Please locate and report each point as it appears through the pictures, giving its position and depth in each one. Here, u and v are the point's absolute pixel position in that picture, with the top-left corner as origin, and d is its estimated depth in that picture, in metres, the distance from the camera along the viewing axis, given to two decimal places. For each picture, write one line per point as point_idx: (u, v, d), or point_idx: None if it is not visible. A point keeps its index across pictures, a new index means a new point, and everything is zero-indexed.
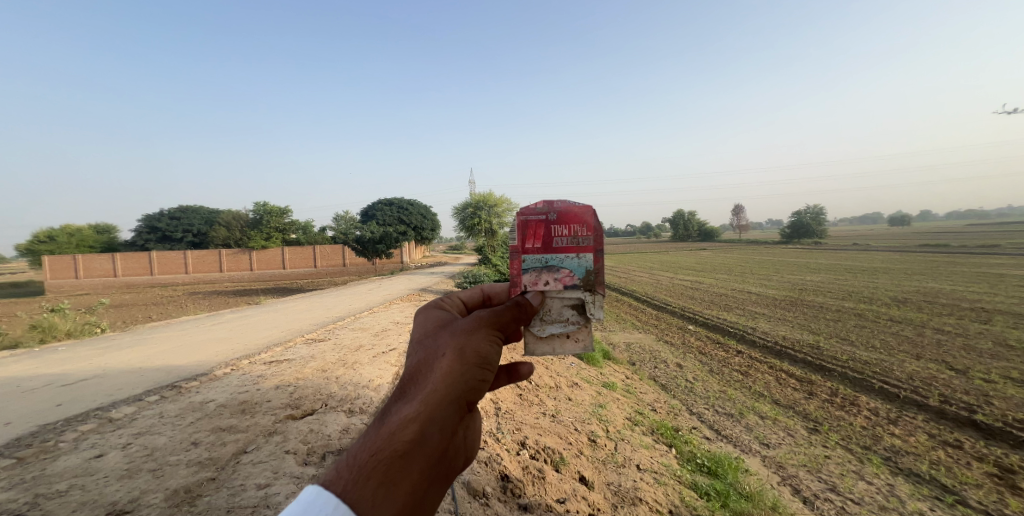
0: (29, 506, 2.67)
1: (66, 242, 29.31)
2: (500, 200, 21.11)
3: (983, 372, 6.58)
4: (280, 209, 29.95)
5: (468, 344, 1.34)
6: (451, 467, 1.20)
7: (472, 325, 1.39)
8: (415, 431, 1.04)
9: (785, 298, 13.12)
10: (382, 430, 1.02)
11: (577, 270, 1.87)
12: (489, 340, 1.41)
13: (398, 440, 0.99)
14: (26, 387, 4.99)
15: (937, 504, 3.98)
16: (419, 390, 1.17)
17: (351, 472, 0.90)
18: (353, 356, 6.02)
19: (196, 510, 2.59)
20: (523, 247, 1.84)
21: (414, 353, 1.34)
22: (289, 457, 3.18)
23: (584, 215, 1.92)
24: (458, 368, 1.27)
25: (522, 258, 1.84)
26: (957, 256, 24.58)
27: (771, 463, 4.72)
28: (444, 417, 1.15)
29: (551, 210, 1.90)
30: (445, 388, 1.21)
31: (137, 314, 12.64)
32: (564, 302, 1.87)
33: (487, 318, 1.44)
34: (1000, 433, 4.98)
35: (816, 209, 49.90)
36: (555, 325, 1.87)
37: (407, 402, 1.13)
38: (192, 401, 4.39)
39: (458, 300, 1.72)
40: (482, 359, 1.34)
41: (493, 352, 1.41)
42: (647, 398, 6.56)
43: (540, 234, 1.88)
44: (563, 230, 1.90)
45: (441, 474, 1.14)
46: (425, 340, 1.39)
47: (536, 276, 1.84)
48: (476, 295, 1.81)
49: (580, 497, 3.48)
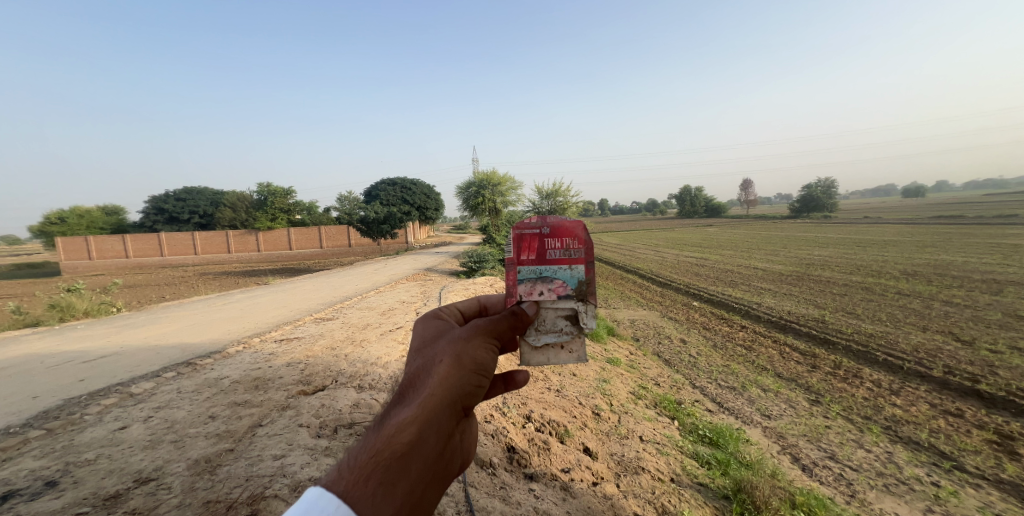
0: (62, 473, 2.85)
1: (78, 223, 29.83)
2: (504, 180, 20.89)
3: (989, 343, 6.56)
4: (284, 190, 29.85)
5: (465, 351, 1.37)
6: (446, 469, 1.23)
7: (469, 333, 1.43)
8: (413, 433, 1.08)
9: (792, 273, 13.03)
10: (382, 433, 1.05)
11: (571, 281, 1.87)
12: (485, 347, 1.45)
13: (396, 442, 1.02)
14: (49, 363, 5.20)
15: (934, 469, 4.07)
16: (417, 394, 1.21)
17: (351, 473, 0.92)
18: (361, 334, 6.18)
19: (217, 478, 2.74)
20: (518, 258, 1.81)
21: (413, 361, 1.38)
22: (302, 430, 3.32)
23: (578, 227, 1.90)
24: (455, 374, 1.31)
25: (517, 270, 1.80)
26: (972, 227, 24.03)
27: (772, 433, 4.82)
28: (440, 420, 1.18)
29: (545, 224, 1.88)
30: (443, 392, 1.24)
31: (151, 294, 12.97)
32: (559, 313, 1.88)
33: (483, 327, 1.48)
34: (1002, 402, 5.01)
35: (827, 182, 48.67)
36: (550, 335, 1.89)
37: (406, 406, 1.16)
38: (207, 377, 4.56)
39: (454, 309, 1.72)
40: (478, 365, 1.39)
41: (489, 358, 1.44)
42: (650, 372, 6.66)
43: (535, 247, 1.86)
44: (556, 243, 1.89)
45: (437, 476, 1.17)
46: (424, 348, 1.43)
47: (532, 287, 1.82)
48: (473, 305, 1.81)
49: (583, 466, 3.60)
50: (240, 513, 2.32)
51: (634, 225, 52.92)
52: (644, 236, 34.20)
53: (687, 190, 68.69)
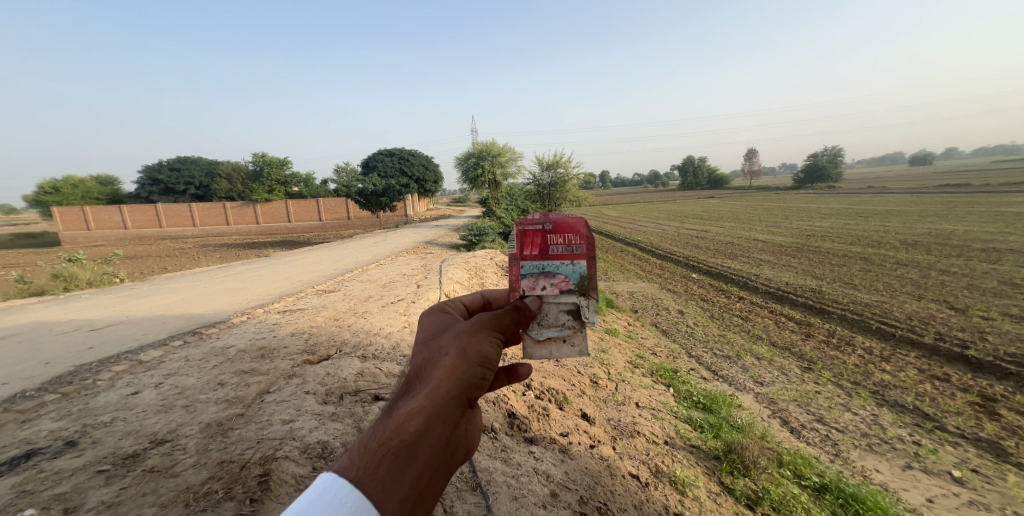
0: (81, 434, 2.99)
1: (72, 193, 29.54)
2: (503, 150, 20.56)
3: (981, 310, 6.65)
4: (279, 160, 29.49)
5: (471, 345, 1.41)
6: (454, 458, 1.26)
7: (473, 328, 1.46)
8: (421, 422, 1.11)
9: (792, 245, 13.01)
10: (390, 422, 1.09)
11: (572, 276, 1.86)
12: (491, 341, 1.48)
13: (404, 431, 1.06)
14: (58, 331, 5.34)
15: (917, 430, 4.22)
16: (424, 386, 1.25)
17: (362, 461, 0.95)
18: (363, 305, 6.28)
19: (228, 440, 2.87)
20: (520, 254, 1.81)
21: (419, 353, 1.42)
22: (309, 397, 3.45)
23: (579, 223, 1.88)
24: (460, 366, 1.34)
25: (520, 264, 1.81)
26: (976, 195, 23.69)
27: (764, 399, 4.98)
28: (448, 411, 1.22)
29: (547, 220, 1.87)
30: (449, 383, 1.27)
31: (153, 266, 13.04)
32: (561, 307, 1.85)
33: (488, 321, 1.52)
34: (988, 366, 5.13)
35: (834, 150, 47.71)
36: (552, 329, 1.86)
37: (413, 397, 1.20)
38: (214, 346, 4.68)
39: (459, 304, 1.76)
40: (483, 358, 1.41)
41: (494, 352, 1.47)
42: (647, 342, 6.81)
43: (537, 242, 1.85)
44: (558, 239, 1.87)
45: (446, 465, 1.20)
46: (429, 341, 1.47)
47: (534, 281, 1.82)
48: (477, 299, 1.84)
49: (582, 431, 3.75)
50: (252, 472, 2.45)
51: (635, 197, 52.32)
52: (645, 209, 33.81)
53: (690, 161, 67.44)
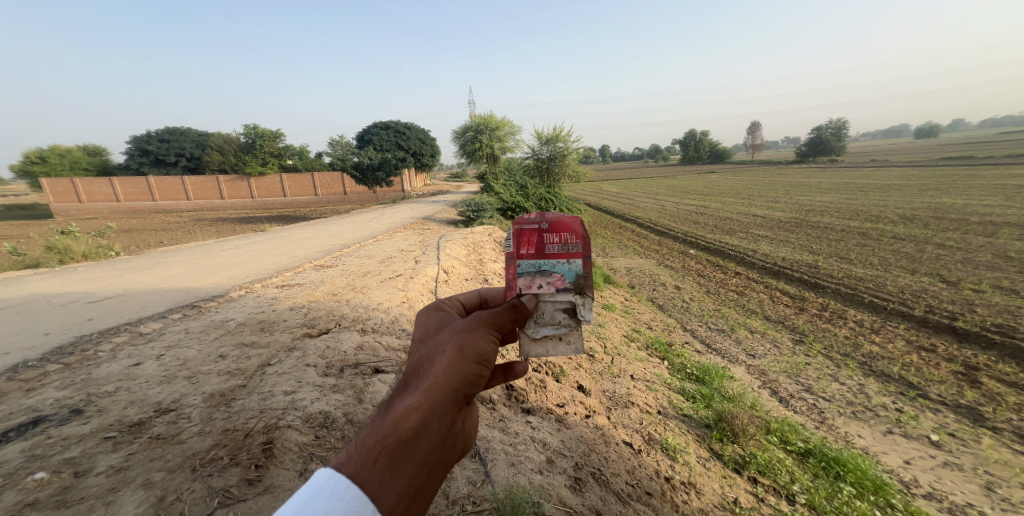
0: (86, 402, 3.06)
1: (59, 163, 28.90)
2: (501, 124, 20.13)
3: (973, 283, 6.71)
4: (272, 133, 28.87)
5: (467, 342, 1.41)
6: (451, 453, 1.28)
7: (470, 325, 1.47)
8: (418, 418, 1.13)
9: (790, 220, 12.97)
10: (387, 418, 1.11)
11: (568, 274, 1.85)
12: (488, 338, 1.49)
13: (401, 428, 1.08)
14: (56, 303, 5.38)
15: (901, 398, 4.35)
16: (421, 382, 1.26)
17: (359, 457, 0.98)
18: (361, 280, 6.31)
19: (232, 410, 2.94)
20: (517, 252, 1.82)
21: (417, 350, 1.43)
22: (310, 369, 3.52)
23: (575, 223, 1.88)
24: (457, 363, 1.35)
25: (517, 263, 1.81)
26: (979, 168, 23.42)
27: (755, 370, 5.10)
28: (445, 407, 1.23)
29: (543, 220, 1.87)
30: (445, 381, 1.28)
31: (148, 239, 12.97)
32: (557, 305, 1.87)
33: (485, 319, 1.53)
34: (974, 337, 5.24)
35: (839, 123, 46.73)
36: (549, 327, 1.87)
37: (410, 393, 1.22)
38: (213, 319, 4.74)
39: (456, 302, 1.77)
40: (480, 356, 1.42)
41: (492, 349, 1.47)
42: (644, 317, 6.91)
43: (533, 241, 1.86)
44: (554, 238, 1.87)
45: (443, 460, 1.22)
46: (427, 338, 1.48)
47: (531, 280, 1.81)
48: (474, 298, 1.85)
49: (577, 402, 3.86)
50: (256, 440, 2.53)
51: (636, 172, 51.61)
52: (645, 185, 33.42)
53: (691, 135, 66.19)
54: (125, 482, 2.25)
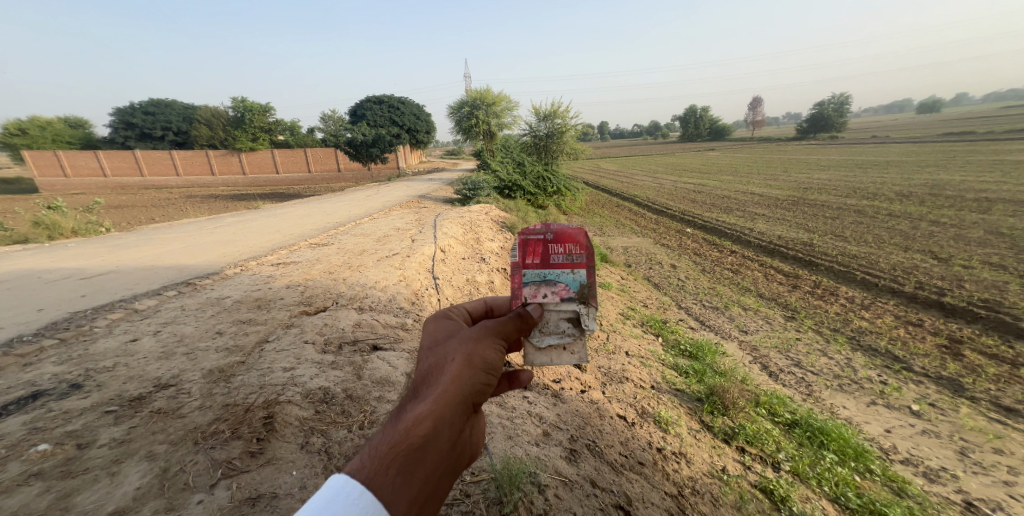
0: (85, 377, 3.09)
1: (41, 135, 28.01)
2: (498, 99, 19.68)
3: (964, 259, 6.78)
4: (261, 106, 28.07)
5: (475, 351, 1.43)
6: (460, 462, 1.27)
7: (478, 334, 1.49)
8: (429, 426, 1.13)
9: (788, 198, 12.92)
10: (398, 426, 1.11)
11: (573, 284, 1.85)
12: (495, 348, 1.50)
13: (413, 435, 1.08)
14: (48, 279, 5.35)
15: (886, 371, 4.46)
16: (431, 390, 1.27)
17: (374, 463, 0.97)
18: (357, 259, 6.30)
19: (232, 385, 2.98)
20: (522, 262, 1.81)
21: (425, 357, 1.44)
22: (308, 346, 3.55)
23: (579, 234, 1.87)
24: (466, 372, 1.36)
25: (522, 273, 1.80)
26: (979, 144, 23.22)
27: (746, 346, 5.19)
28: (455, 416, 1.23)
29: (548, 230, 1.86)
30: (455, 389, 1.29)
31: (138, 216, 12.77)
32: (561, 315, 1.85)
33: (493, 328, 1.54)
34: (960, 311, 5.34)
35: (841, 98, 45.93)
36: (553, 336, 1.85)
37: (420, 401, 1.22)
38: (209, 296, 4.75)
39: (464, 310, 1.77)
40: (488, 365, 1.43)
41: (499, 359, 1.48)
42: (639, 295, 6.97)
43: (539, 251, 1.85)
44: (558, 248, 1.86)
45: (453, 468, 1.21)
46: (435, 346, 1.48)
47: (536, 289, 1.81)
48: (479, 306, 1.84)
49: (573, 378, 3.94)
50: (257, 414, 2.57)
51: (634, 150, 50.86)
52: (643, 162, 32.95)
53: (691, 111, 65.01)
54: (128, 454, 2.30)
